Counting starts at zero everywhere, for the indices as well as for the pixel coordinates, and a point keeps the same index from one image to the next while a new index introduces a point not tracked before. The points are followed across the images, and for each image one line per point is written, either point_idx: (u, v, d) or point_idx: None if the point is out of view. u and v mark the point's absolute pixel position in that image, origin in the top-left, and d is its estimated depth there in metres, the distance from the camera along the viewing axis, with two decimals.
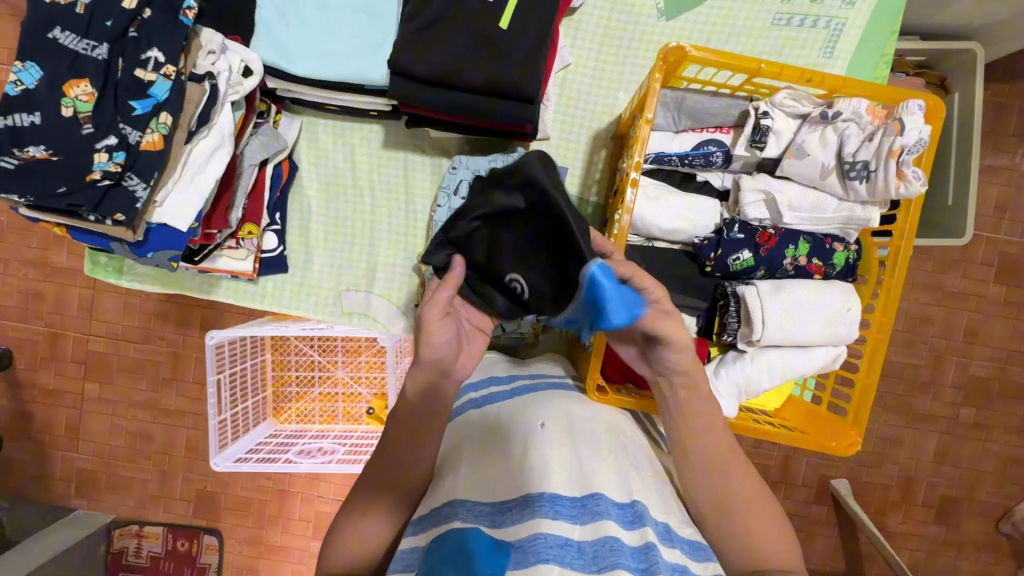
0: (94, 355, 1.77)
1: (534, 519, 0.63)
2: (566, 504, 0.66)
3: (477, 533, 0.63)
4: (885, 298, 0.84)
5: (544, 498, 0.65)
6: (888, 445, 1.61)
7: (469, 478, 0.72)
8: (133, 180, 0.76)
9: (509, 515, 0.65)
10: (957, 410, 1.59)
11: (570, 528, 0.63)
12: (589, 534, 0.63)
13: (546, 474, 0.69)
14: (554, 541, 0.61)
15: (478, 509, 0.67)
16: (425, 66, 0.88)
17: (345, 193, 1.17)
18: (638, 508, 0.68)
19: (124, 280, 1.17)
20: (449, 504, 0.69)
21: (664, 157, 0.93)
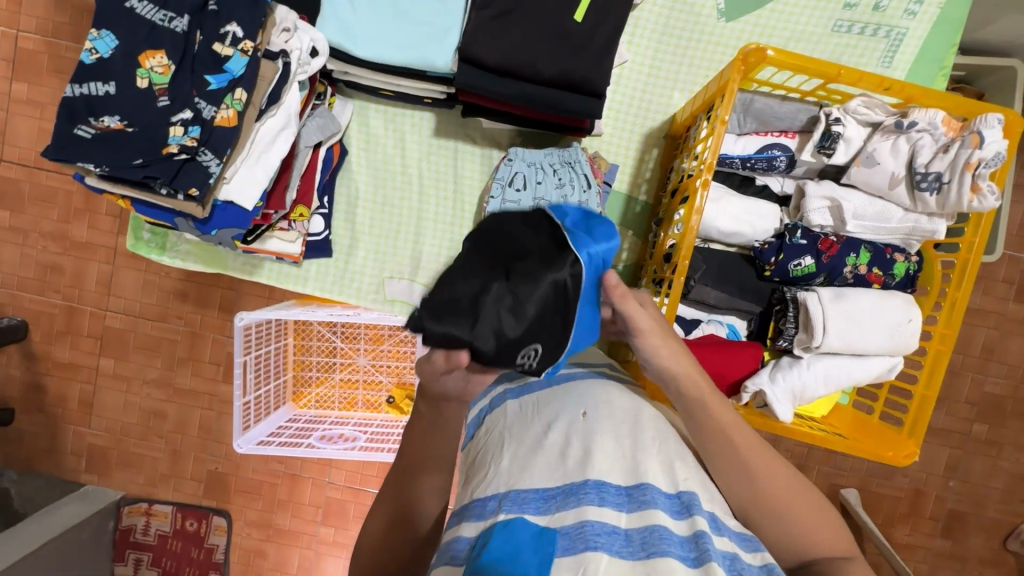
0: (111, 331, 1.76)
1: (581, 507, 0.60)
2: (612, 492, 0.63)
3: (524, 522, 0.59)
4: (950, 311, 0.84)
5: (589, 486, 0.63)
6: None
7: (510, 467, 0.67)
8: (207, 156, 0.75)
9: (555, 503, 0.62)
10: (970, 426, 1.59)
11: (617, 515, 0.61)
12: (636, 522, 0.60)
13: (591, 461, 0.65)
14: (602, 529, 0.58)
15: (522, 497, 0.63)
16: (496, 54, 0.87)
17: (393, 180, 1.16)
18: (687, 498, 0.64)
19: (166, 258, 1.16)
20: (493, 495, 0.64)
21: (726, 158, 0.93)
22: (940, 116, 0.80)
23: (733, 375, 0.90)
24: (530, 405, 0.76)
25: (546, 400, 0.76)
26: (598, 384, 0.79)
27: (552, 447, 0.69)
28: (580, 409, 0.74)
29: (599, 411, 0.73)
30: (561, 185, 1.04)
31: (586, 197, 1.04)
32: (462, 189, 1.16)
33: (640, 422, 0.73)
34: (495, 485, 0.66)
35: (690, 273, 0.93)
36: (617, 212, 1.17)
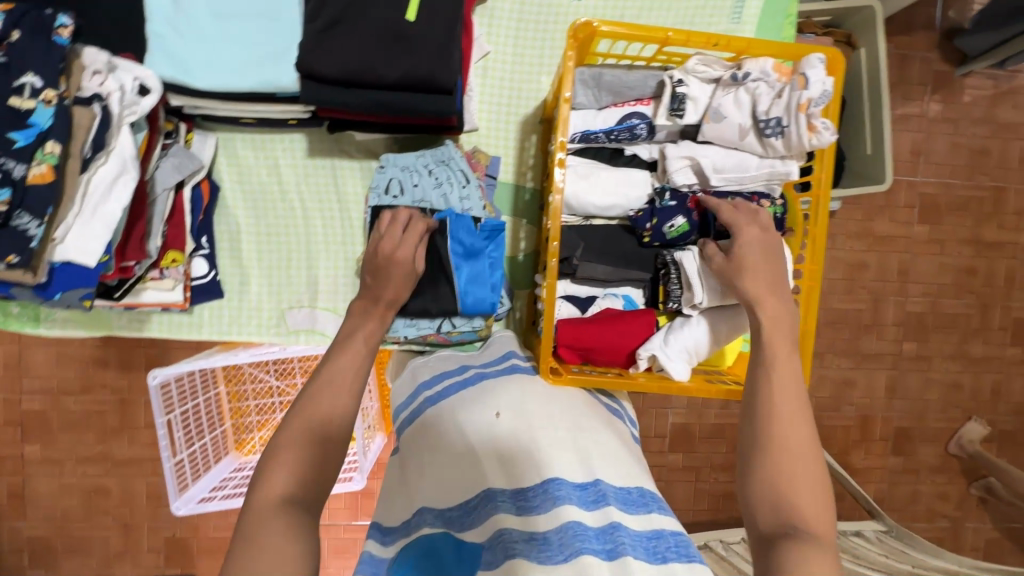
0: (30, 414, 1.65)
1: (496, 517, 0.63)
2: (529, 495, 0.65)
3: (445, 537, 0.66)
4: (813, 246, 0.87)
5: (506, 494, 0.67)
6: (841, 388, 1.69)
7: (434, 485, 0.72)
8: (24, 219, 0.69)
9: (475, 514, 0.66)
10: (900, 345, 1.68)
11: (534, 519, 0.62)
12: (552, 522, 0.61)
13: (508, 469, 0.69)
14: (520, 536, 0.61)
15: (449, 514, 0.68)
16: (336, 66, 0.85)
17: (275, 209, 1.12)
18: (601, 487, 0.67)
19: (43, 329, 1.09)
20: (418, 511, 0.70)
21: (590, 135, 0.93)
22: (769, 63, 0.83)
23: (629, 343, 0.91)
24: (446, 417, 0.79)
25: (463, 408, 0.79)
26: (514, 386, 0.83)
27: (471, 458, 0.71)
28: (494, 411, 0.77)
29: (513, 413, 0.76)
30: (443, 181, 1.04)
31: (466, 192, 1.04)
32: (347, 208, 1.13)
33: (553, 418, 0.77)
34: (421, 503, 0.71)
35: (571, 254, 0.94)
36: (507, 202, 1.16)
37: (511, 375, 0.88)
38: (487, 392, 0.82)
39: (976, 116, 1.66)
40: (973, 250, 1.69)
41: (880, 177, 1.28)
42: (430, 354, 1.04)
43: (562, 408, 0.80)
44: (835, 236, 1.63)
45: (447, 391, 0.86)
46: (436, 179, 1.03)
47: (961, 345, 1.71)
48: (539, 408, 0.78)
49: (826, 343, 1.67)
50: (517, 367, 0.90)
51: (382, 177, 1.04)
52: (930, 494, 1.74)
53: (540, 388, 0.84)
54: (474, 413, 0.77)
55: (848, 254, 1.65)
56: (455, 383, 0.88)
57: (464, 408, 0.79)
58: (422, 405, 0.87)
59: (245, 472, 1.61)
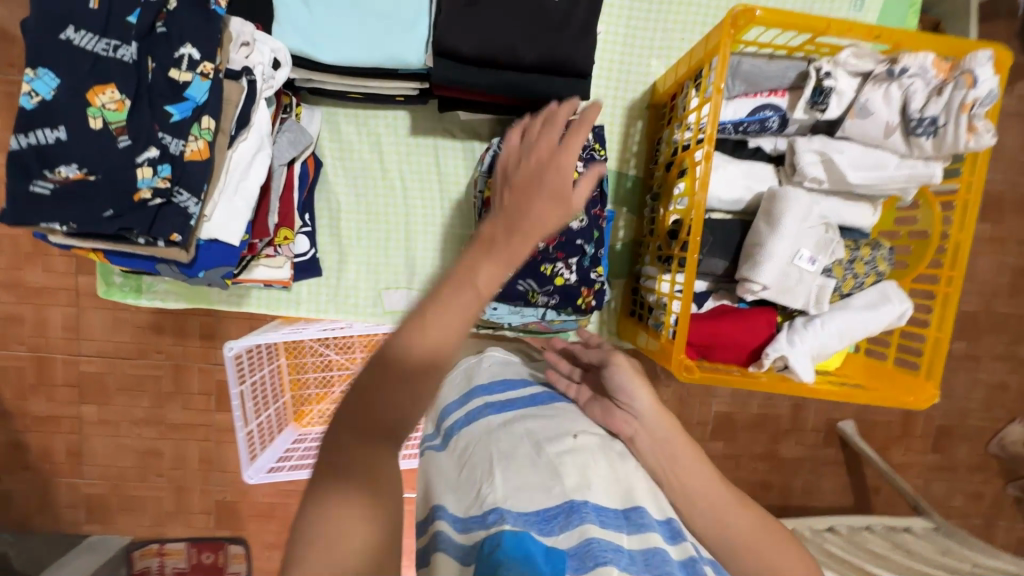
0: (88, 375, 1.67)
1: (583, 525, 0.58)
2: (611, 515, 0.62)
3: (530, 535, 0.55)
4: (954, 252, 0.83)
5: (589, 507, 0.61)
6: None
7: (503, 479, 0.64)
8: (183, 195, 0.68)
9: (557, 522, 0.59)
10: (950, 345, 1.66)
11: (620, 537, 0.59)
12: (638, 544, 0.59)
13: (586, 482, 0.65)
14: (608, 546, 0.56)
15: (525, 517, 0.59)
16: (474, 44, 0.82)
17: (376, 188, 1.11)
18: (676, 525, 0.64)
19: (145, 300, 1.09)
20: (492, 509, 0.60)
21: (719, 126, 0.91)
22: (930, 58, 0.79)
23: (753, 341, 0.90)
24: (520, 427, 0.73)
25: (534, 423, 0.75)
26: (579, 413, 0.80)
27: (547, 464, 0.66)
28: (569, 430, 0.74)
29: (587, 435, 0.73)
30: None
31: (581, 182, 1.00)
32: (447, 189, 1.11)
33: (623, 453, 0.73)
34: (486, 500, 0.62)
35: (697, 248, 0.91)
36: (609, 190, 1.14)
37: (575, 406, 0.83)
38: (551, 412, 0.79)
39: None
40: None
41: None
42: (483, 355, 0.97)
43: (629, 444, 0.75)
44: None
45: (512, 403, 0.80)
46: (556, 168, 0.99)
47: (1011, 346, 1.68)
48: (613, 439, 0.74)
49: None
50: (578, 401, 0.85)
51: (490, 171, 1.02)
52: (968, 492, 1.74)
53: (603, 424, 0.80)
54: (551, 427, 0.73)
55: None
56: (518, 400, 0.81)
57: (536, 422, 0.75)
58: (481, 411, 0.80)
59: (306, 445, 1.65)
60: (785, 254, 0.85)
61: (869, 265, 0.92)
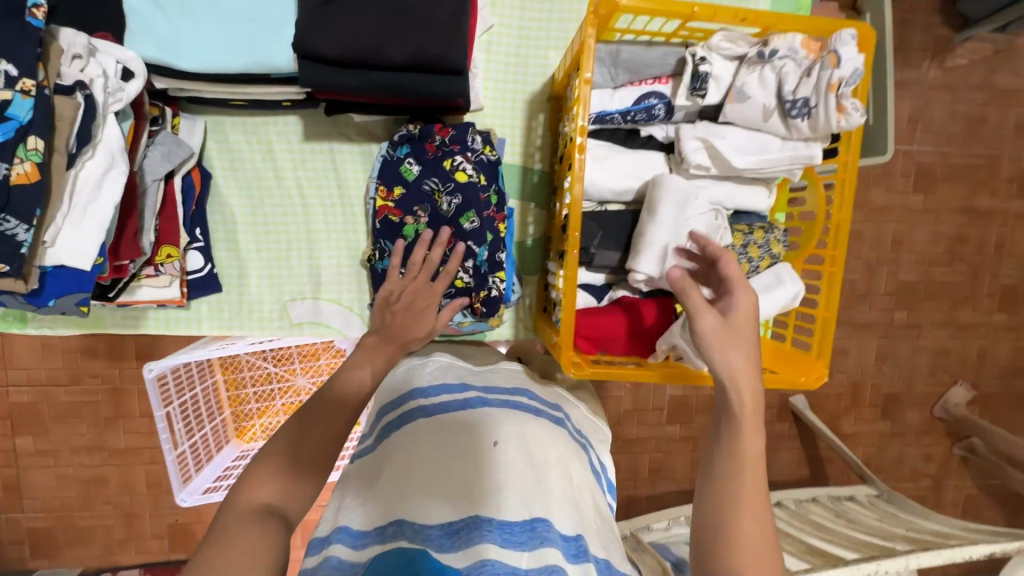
0: (19, 407, 1.60)
1: (480, 544, 0.58)
2: (515, 530, 0.61)
3: (425, 555, 0.57)
4: (834, 232, 0.84)
5: (493, 524, 0.61)
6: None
7: (412, 495, 0.64)
8: (10, 222, 0.64)
9: (460, 537, 0.60)
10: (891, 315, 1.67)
11: (518, 556, 0.59)
12: (536, 562, 0.59)
13: (497, 497, 0.64)
14: (502, 569, 0.57)
15: (426, 532, 0.60)
16: (338, 45, 0.79)
17: (271, 197, 1.07)
18: (583, 541, 0.64)
19: (33, 329, 1.04)
20: (393, 523, 0.61)
21: (606, 116, 0.89)
22: (798, 39, 0.79)
23: (647, 333, 0.91)
24: (442, 435, 0.71)
25: (461, 428, 0.73)
26: (514, 417, 0.76)
27: (460, 479, 0.65)
28: (491, 438, 0.71)
29: (511, 444, 0.71)
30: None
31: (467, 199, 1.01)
32: (348, 194, 1.08)
33: (547, 461, 0.72)
34: (390, 514, 0.62)
35: (588, 243, 0.90)
36: (516, 185, 1.11)
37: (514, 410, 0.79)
38: (482, 417, 0.75)
39: (976, 81, 1.62)
40: (967, 218, 1.67)
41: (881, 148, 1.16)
42: (427, 359, 0.92)
43: (558, 452, 0.74)
44: None
45: (445, 405, 0.77)
46: (451, 167, 0.97)
47: (950, 312, 1.70)
48: (538, 446, 0.73)
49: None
50: (519, 404, 0.81)
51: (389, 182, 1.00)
52: (919, 456, 1.77)
53: (542, 427, 0.78)
54: (472, 434, 0.71)
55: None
56: (454, 400, 0.79)
57: (463, 427, 0.73)
58: (413, 413, 0.78)
59: (249, 460, 1.61)
60: (665, 243, 0.84)
61: (763, 248, 0.92)
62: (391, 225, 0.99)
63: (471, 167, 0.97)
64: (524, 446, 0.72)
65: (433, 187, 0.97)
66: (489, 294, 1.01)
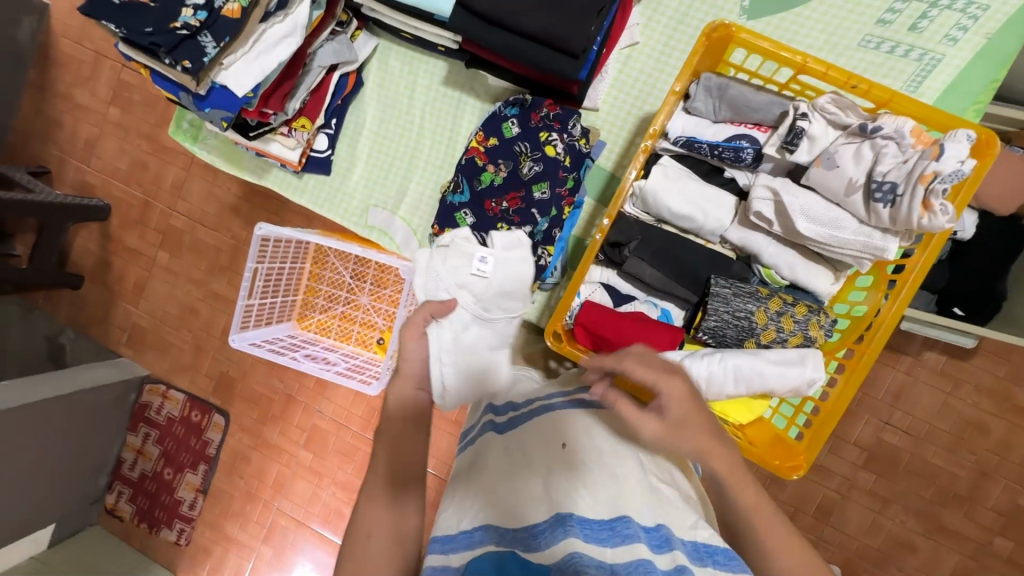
0: (173, 229, 1.98)
1: (567, 538, 0.58)
2: (595, 526, 0.61)
3: (511, 557, 0.57)
4: (877, 330, 0.81)
5: (574, 519, 0.61)
6: (896, 547, 1.49)
7: (497, 498, 0.67)
8: (205, 37, 0.86)
9: (542, 537, 0.59)
10: (992, 538, 1.46)
11: (601, 550, 0.57)
12: (622, 556, 0.57)
13: (572, 495, 0.65)
14: (591, 561, 0.55)
15: (512, 536, 0.61)
16: (489, 2, 0.93)
17: (397, 118, 1.25)
18: (665, 531, 0.63)
19: (196, 147, 1.31)
20: (478, 529, 0.64)
21: (694, 143, 0.91)
22: (909, 125, 0.75)
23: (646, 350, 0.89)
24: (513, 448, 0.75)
25: (525, 441, 0.75)
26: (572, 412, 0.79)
27: (527, 470, 0.70)
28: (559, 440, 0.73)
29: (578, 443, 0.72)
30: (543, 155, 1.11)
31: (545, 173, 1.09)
32: (455, 139, 1.23)
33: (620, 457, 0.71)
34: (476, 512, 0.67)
35: (625, 243, 0.94)
36: (596, 187, 1.17)
37: (574, 403, 0.83)
38: (549, 422, 0.77)
39: None
40: None
41: None
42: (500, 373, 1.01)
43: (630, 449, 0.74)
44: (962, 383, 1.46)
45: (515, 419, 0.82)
46: (545, 141, 1.06)
47: None
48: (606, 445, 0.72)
49: (897, 493, 1.49)
50: (579, 397, 0.86)
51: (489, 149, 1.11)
52: None
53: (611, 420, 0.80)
54: (541, 442, 0.73)
55: (969, 411, 1.47)
56: (521, 412, 0.83)
57: (530, 436, 0.76)
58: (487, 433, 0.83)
59: (293, 339, 1.81)
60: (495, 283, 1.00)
61: (799, 323, 0.87)
62: (474, 166, 1.10)
63: (561, 148, 1.06)
64: (588, 443, 0.72)
65: (521, 150, 1.08)
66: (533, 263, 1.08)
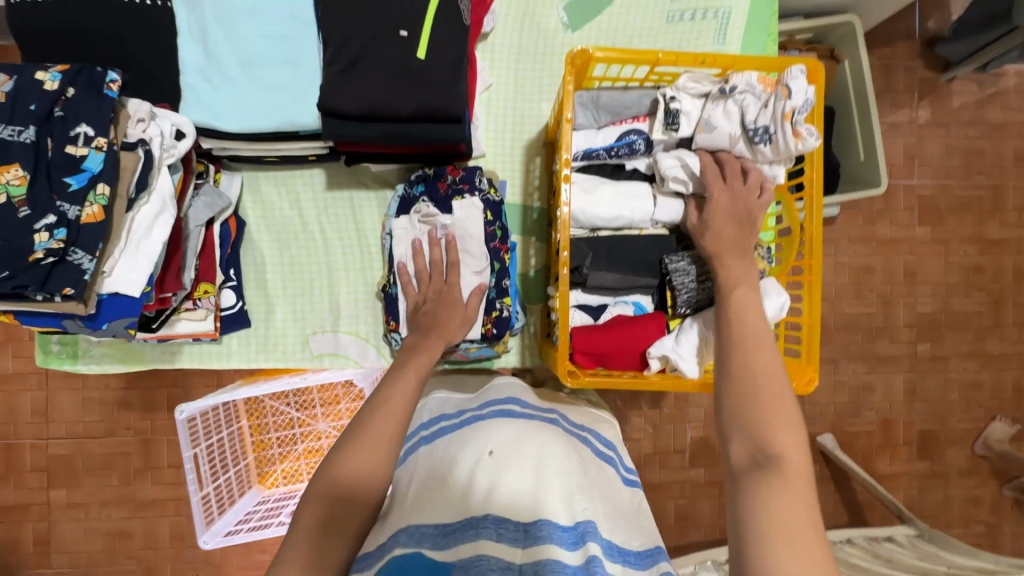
0: (57, 459, 1.65)
1: (477, 541, 0.66)
2: (510, 528, 0.69)
3: (418, 559, 0.65)
4: (810, 242, 0.93)
5: (489, 520, 0.69)
6: (860, 393, 1.67)
7: (422, 503, 0.74)
8: (77, 254, 0.76)
9: (452, 537, 0.68)
10: (913, 347, 1.67)
11: (512, 551, 0.65)
12: (529, 556, 0.64)
13: (493, 499, 0.72)
14: (495, 564, 0.63)
15: (423, 533, 0.69)
16: (356, 102, 0.93)
17: (297, 240, 1.18)
18: (581, 530, 0.71)
19: (81, 365, 1.14)
20: (394, 535, 0.70)
21: (592, 152, 0.99)
22: (755, 77, 0.90)
23: (642, 346, 0.95)
24: (439, 459, 0.82)
25: (455, 449, 0.82)
26: (501, 427, 0.85)
27: (454, 484, 0.76)
28: (487, 448, 0.80)
29: (505, 453, 0.79)
30: (462, 225, 1.07)
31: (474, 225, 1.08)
32: (365, 235, 1.19)
33: (544, 459, 0.79)
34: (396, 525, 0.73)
35: (581, 263, 0.99)
36: (517, 223, 1.21)
37: (503, 419, 0.88)
38: (478, 433, 0.84)
39: (966, 118, 1.67)
40: (978, 248, 1.68)
41: (875, 180, 1.37)
42: (426, 398, 1.05)
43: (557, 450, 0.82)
44: (836, 242, 1.65)
45: (444, 432, 0.90)
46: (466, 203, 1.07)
47: (977, 343, 1.69)
48: (534, 449, 0.80)
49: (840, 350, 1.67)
50: (509, 411, 0.91)
51: (405, 237, 1.08)
52: (959, 498, 1.68)
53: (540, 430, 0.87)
54: (469, 449, 0.80)
55: (853, 259, 1.66)
56: (452, 427, 0.91)
57: (458, 444, 0.83)
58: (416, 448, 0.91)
59: (269, 505, 1.59)
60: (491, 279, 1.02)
61: None
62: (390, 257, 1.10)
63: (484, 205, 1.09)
64: (515, 450, 0.80)
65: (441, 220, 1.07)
66: (500, 316, 1.09)
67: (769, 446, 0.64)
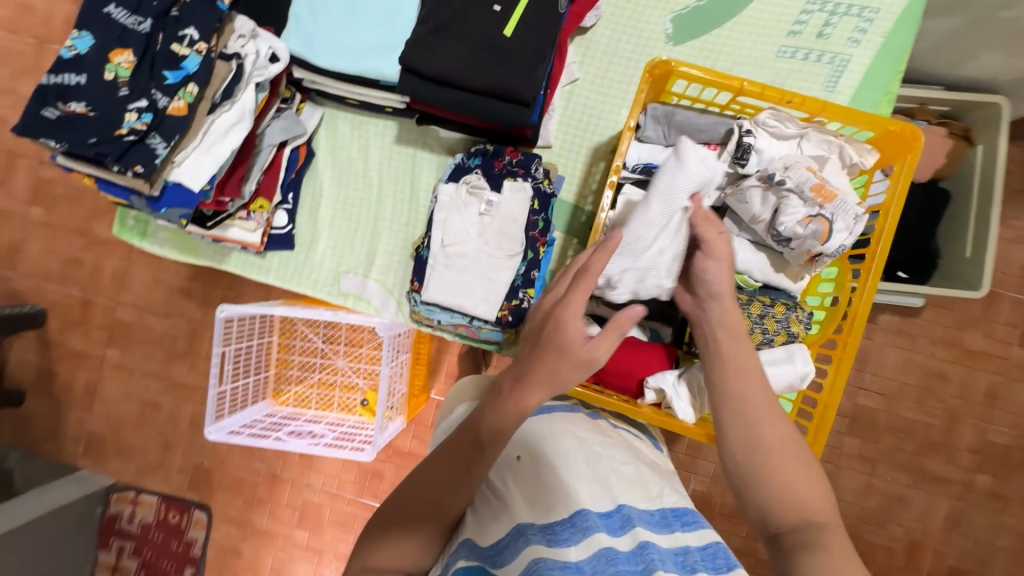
0: (120, 323, 1.84)
1: (531, 548, 0.69)
2: (558, 528, 0.72)
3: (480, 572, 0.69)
4: (852, 319, 0.87)
5: (536, 526, 0.72)
6: (891, 504, 1.51)
7: (470, 523, 0.77)
8: (155, 139, 0.84)
9: (507, 550, 0.71)
10: (971, 476, 1.49)
11: (568, 550, 0.68)
12: (585, 551, 0.69)
13: (536, 505, 0.75)
14: (554, 565, 0.67)
15: (483, 551, 0.73)
16: (435, 64, 0.96)
17: (355, 182, 1.24)
18: (624, 512, 0.74)
19: (147, 244, 1.26)
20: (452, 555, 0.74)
21: (651, 167, 0.96)
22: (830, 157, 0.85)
23: (644, 372, 0.92)
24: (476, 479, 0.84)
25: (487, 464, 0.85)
26: (524, 428, 0.87)
27: (497, 497, 0.79)
28: (516, 453, 0.83)
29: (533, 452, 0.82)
30: (506, 207, 1.08)
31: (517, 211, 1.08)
32: (418, 193, 1.23)
33: (571, 451, 0.82)
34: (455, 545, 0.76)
35: None
36: (563, 220, 1.20)
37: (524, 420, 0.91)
38: (506, 442, 0.87)
39: None
40: None
41: (974, 283, 1.22)
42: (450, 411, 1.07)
43: (582, 439, 0.85)
44: (916, 338, 1.50)
45: None
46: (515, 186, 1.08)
47: None
48: (561, 447, 0.82)
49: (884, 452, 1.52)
50: None
51: (449, 203, 1.09)
52: None
53: (563, 422, 0.89)
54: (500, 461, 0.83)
55: (926, 361, 1.50)
56: None
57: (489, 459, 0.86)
58: None
59: (274, 419, 1.67)
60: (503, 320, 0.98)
61: (781, 322, 0.92)
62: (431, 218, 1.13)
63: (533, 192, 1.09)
64: (544, 446, 0.83)
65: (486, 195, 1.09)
66: (518, 304, 1.09)
67: (804, 511, 0.67)
